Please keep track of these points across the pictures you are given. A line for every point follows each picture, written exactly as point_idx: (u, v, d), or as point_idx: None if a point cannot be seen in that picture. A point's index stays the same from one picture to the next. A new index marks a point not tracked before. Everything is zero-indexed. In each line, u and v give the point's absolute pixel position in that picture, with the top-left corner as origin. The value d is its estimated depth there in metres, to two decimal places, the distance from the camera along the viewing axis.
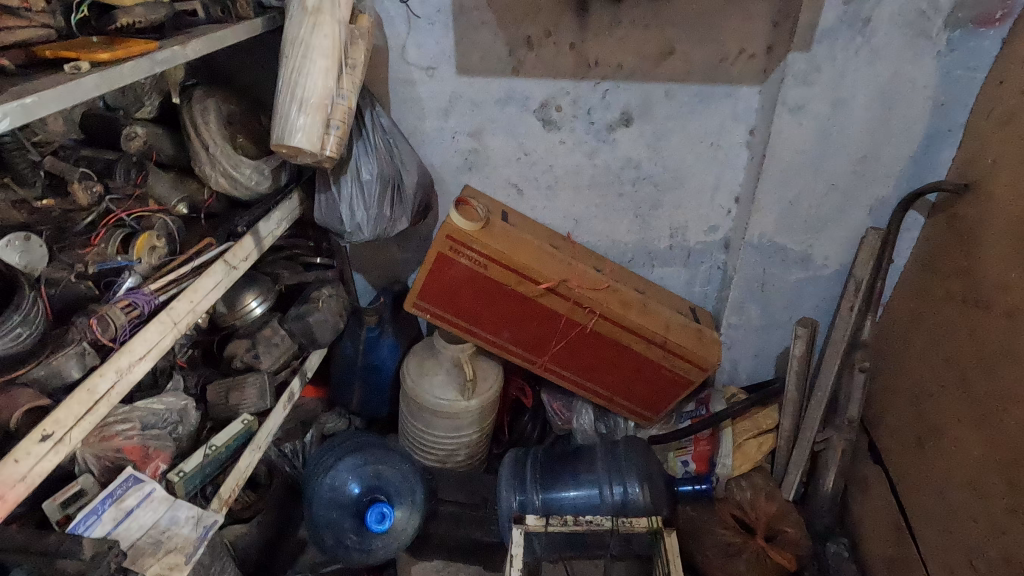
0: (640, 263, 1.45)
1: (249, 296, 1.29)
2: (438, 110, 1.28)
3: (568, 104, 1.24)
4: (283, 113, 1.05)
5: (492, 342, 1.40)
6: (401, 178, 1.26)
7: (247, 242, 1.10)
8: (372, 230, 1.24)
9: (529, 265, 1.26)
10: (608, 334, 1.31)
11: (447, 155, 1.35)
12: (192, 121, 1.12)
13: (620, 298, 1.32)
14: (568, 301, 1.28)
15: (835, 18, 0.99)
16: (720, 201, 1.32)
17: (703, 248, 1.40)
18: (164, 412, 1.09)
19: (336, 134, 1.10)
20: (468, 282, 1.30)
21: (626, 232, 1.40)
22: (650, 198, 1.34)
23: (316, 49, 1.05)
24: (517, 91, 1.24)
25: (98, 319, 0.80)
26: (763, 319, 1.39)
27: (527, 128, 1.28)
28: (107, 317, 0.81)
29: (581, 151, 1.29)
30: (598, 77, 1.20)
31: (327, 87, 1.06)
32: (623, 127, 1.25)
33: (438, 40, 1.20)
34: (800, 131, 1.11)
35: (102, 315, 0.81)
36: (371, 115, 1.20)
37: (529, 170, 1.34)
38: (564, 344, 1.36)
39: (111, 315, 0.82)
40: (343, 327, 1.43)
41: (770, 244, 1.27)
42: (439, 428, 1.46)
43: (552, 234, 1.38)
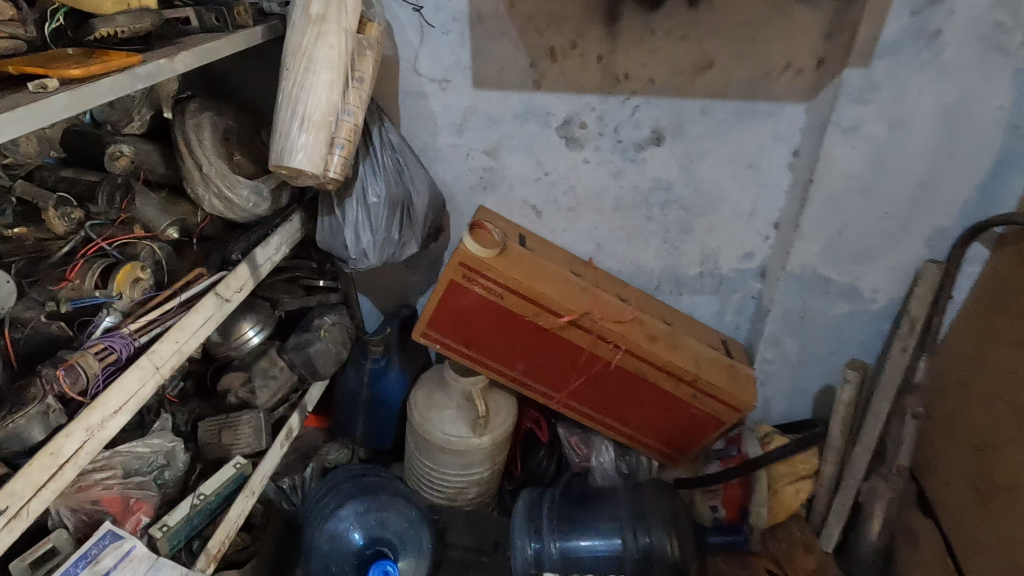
0: (666, 291, 1.34)
1: (246, 325, 1.19)
2: (452, 126, 1.19)
3: (594, 120, 1.13)
4: (283, 131, 0.96)
5: (506, 375, 1.30)
6: (410, 200, 1.16)
7: (243, 270, 1.00)
8: (379, 256, 1.14)
9: (548, 295, 1.15)
10: (633, 370, 1.21)
11: (461, 174, 1.25)
12: (184, 138, 1.02)
13: (647, 331, 1.22)
14: (590, 334, 1.18)
15: (898, 30, 0.89)
16: (758, 226, 1.21)
17: (736, 276, 1.29)
18: (148, 456, 1.00)
19: (340, 153, 1.00)
20: (482, 312, 1.20)
21: (652, 258, 1.30)
22: (680, 223, 1.23)
23: (320, 61, 0.95)
24: (538, 106, 1.14)
25: (69, 369, 0.71)
26: (801, 355, 1.28)
27: (548, 146, 1.18)
28: (79, 365, 0.72)
29: (606, 171, 1.19)
30: (628, 91, 1.09)
31: (332, 103, 0.97)
32: (653, 147, 1.14)
33: (453, 51, 1.10)
34: (853, 154, 1.00)
35: (73, 365, 0.71)
36: (378, 131, 1.11)
37: (549, 190, 1.24)
38: (585, 379, 1.26)
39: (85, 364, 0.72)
40: (347, 356, 1.33)
41: (813, 275, 1.16)
42: (448, 465, 1.36)
43: (573, 260, 1.28)
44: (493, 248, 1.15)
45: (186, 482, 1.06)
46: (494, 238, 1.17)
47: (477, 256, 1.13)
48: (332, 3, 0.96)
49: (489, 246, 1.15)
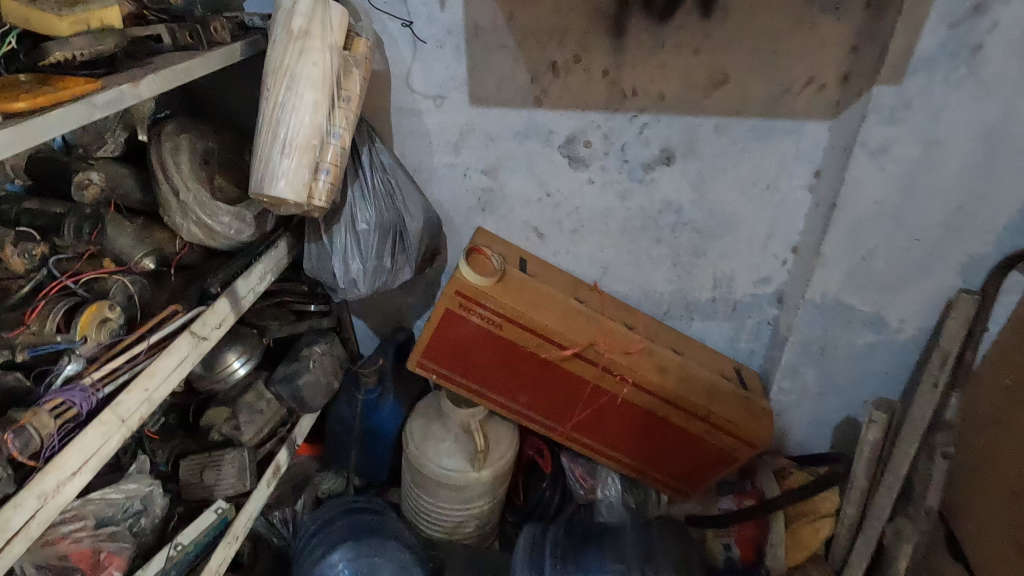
0: (677, 316, 1.26)
1: (232, 355, 1.12)
2: (448, 144, 1.11)
3: (599, 138, 1.06)
4: (263, 156, 0.89)
5: (507, 406, 1.22)
6: (403, 224, 1.09)
7: (223, 304, 0.94)
8: (370, 285, 1.07)
9: (551, 326, 1.08)
10: (641, 404, 1.13)
11: (458, 194, 1.17)
12: (160, 163, 0.96)
13: (656, 362, 1.14)
14: (595, 367, 1.10)
15: (934, 44, 0.81)
16: (775, 249, 1.13)
17: (751, 301, 1.21)
18: (123, 502, 0.93)
19: (326, 178, 0.93)
20: (480, 342, 1.13)
21: (662, 282, 1.22)
22: (692, 246, 1.15)
23: (303, 80, 0.88)
24: (540, 124, 1.06)
25: (21, 431, 0.65)
26: (821, 385, 1.20)
27: (550, 166, 1.11)
28: (31, 426, 0.65)
29: (612, 192, 1.11)
30: (636, 108, 1.01)
31: (316, 125, 0.90)
32: (663, 167, 1.07)
33: (448, 65, 1.02)
34: (881, 177, 0.92)
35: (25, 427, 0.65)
36: (368, 152, 1.03)
37: (551, 212, 1.16)
38: (590, 412, 1.18)
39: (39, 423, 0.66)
40: (338, 386, 1.26)
41: (835, 304, 1.08)
42: (446, 499, 1.29)
43: (577, 286, 1.21)
44: (491, 276, 1.08)
45: (163, 528, 0.99)
46: (492, 266, 1.11)
47: (474, 285, 1.06)
48: (315, 18, 0.88)
49: (488, 275, 1.08)
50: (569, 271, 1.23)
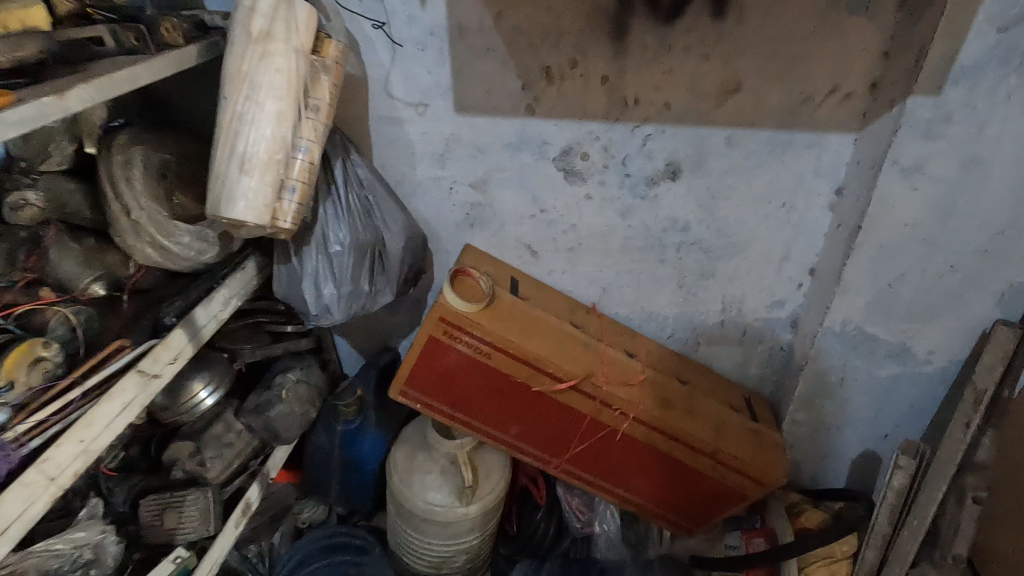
0: (682, 341, 1.17)
1: (198, 386, 1.02)
2: (432, 156, 1.02)
3: (597, 151, 0.96)
4: (221, 173, 0.80)
5: (497, 438, 1.13)
6: (383, 243, 1.00)
7: (179, 334, 0.84)
8: (346, 311, 0.98)
9: (544, 355, 0.99)
10: (643, 439, 1.04)
11: (444, 209, 1.08)
12: (110, 178, 0.86)
13: (660, 394, 1.04)
14: (593, 400, 1.01)
15: (980, 50, 0.71)
16: (790, 272, 1.03)
17: (763, 326, 1.11)
18: (71, 553, 0.84)
19: (294, 198, 0.84)
20: (467, 371, 1.03)
21: (666, 305, 1.12)
22: (700, 267, 1.06)
23: (265, 89, 0.78)
24: (533, 134, 0.96)
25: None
26: (838, 418, 1.10)
27: (544, 180, 1.01)
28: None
29: (612, 209, 1.02)
30: (639, 119, 0.92)
31: (280, 139, 0.80)
32: (668, 182, 0.97)
33: (431, 70, 0.93)
34: (913, 198, 0.82)
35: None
36: (342, 166, 0.94)
37: (545, 229, 1.07)
38: (587, 446, 1.09)
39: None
40: (316, 415, 1.17)
41: (857, 333, 0.98)
42: (433, 534, 1.19)
43: (574, 309, 1.11)
44: (479, 302, 0.99)
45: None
46: (481, 290, 1.01)
47: (460, 312, 0.97)
48: (279, 18, 0.79)
49: (475, 301, 0.99)
50: (565, 293, 1.14)
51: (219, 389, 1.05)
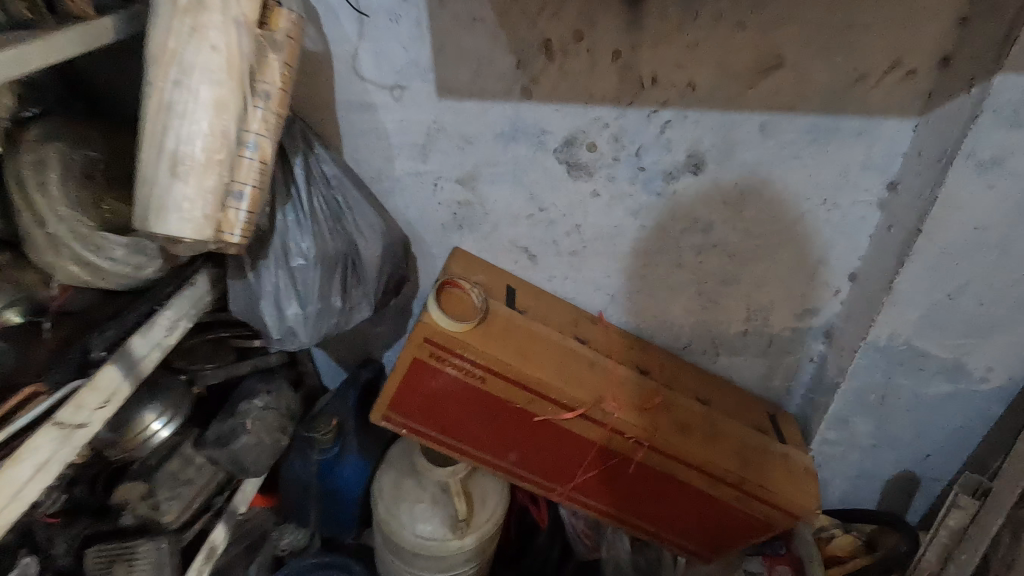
0: (699, 352, 1.04)
1: (150, 418, 0.89)
2: (412, 147, 0.87)
3: (606, 140, 0.81)
4: (149, 177, 0.65)
5: (493, 464, 1.01)
6: (356, 253, 0.86)
7: (110, 371, 0.70)
8: (314, 333, 0.84)
9: (547, 379, 0.86)
10: (659, 469, 0.92)
11: (427, 209, 0.93)
12: (18, 183, 0.70)
13: (678, 419, 0.92)
14: (603, 428, 0.88)
15: None
16: (827, 277, 0.90)
17: (791, 335, 0.98)
18: None
19: (242, 207, 0.70)
20: (458, 396, 0.90)
21: (682, 313, 0.99)
22: (722, 273, 0.92)
23: (197, 72, 0.63)
24: (529, 122, 0.81)
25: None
26: (874, 437, 0.98)
27: (543, 175, 0.86)
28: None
29: (622, 207, 0.87)
30: (657, 102, 0.77)
31: (221, 135, 0.65)
32: (689, 176, 0.83)
33: (407, 45, 0.77)
34: (987, 198, 0.69)
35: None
36: (303, 164, 0.79)
37: (544, 231, 0.93)
38: (595, 473, 0.97)
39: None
40: (289, 442, 1.04)
41: (904, 348, 0.85)
42: (423, 567, 1.08)
43: (578, 320, 0.98)
44: (470, 321, 0.85)
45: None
46: (471, 306, 0.88)
47: (447, 334, 0.83)
48: None
49: (465, 320, 0.85)
50: (567, 302, 1.00)
51: (175, 418, 0.92)
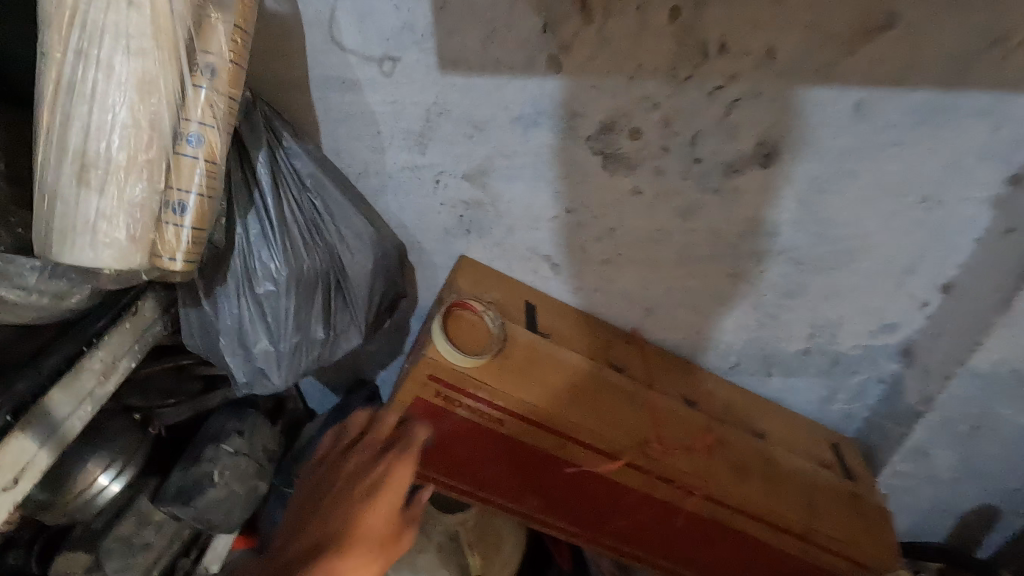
0: (748, 372, 0.89)
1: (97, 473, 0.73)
2: (407, 136, 0.69)
3: (655, 125, 0.64)
4: (51, 186, 0.47)
5: (510, 509, 0.85)
6: (340, 272, 0.68)
7: (16, 444, 0.53)
8: (288, 372, 0.67)
9: (579, 420, 0.70)
10: (712, 520, 0.76)
11: (427, 211, 0.76)
12: None
13: (734, 460, 0.77)
14: (647, 476, 0.73)
15: None
16: (913, 288, 0.74)
17: (861, 354, 0.83)
18: None
19: (183, 224, 0.52)
20: (470, 439, 0.75)
21: (732, 329, 0.83)
22: (786, 283, 0.76)
23: (109, 37, 0.44)
24: (558, 102, 0.64)
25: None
26: (955, 470, 0.84)
27: (573, 168, 0.69)
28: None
29: (669, 207, 0.71)
30: (724, 75, 0.60)
31: (148, 126, 0.47)
32: (756, 169, 0.66)
33: (399, 2, 0.59)
34: None
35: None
36: (269, 162, 0.61)
37: (571, 236, 0.76)
38: (632, 522, 0.81)
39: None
40: (268, 487, 0.88)
41: (1011, 375, 0.71)
42: None
43: (609, 343, 0.82)
44: (484, 352, 0.69)
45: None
46: (485, 332, 0.71)
47: (458, 371, 0.67)
48: None
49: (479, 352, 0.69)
50: (594, 319, 0.84)
51: (128, 470, 0.76)
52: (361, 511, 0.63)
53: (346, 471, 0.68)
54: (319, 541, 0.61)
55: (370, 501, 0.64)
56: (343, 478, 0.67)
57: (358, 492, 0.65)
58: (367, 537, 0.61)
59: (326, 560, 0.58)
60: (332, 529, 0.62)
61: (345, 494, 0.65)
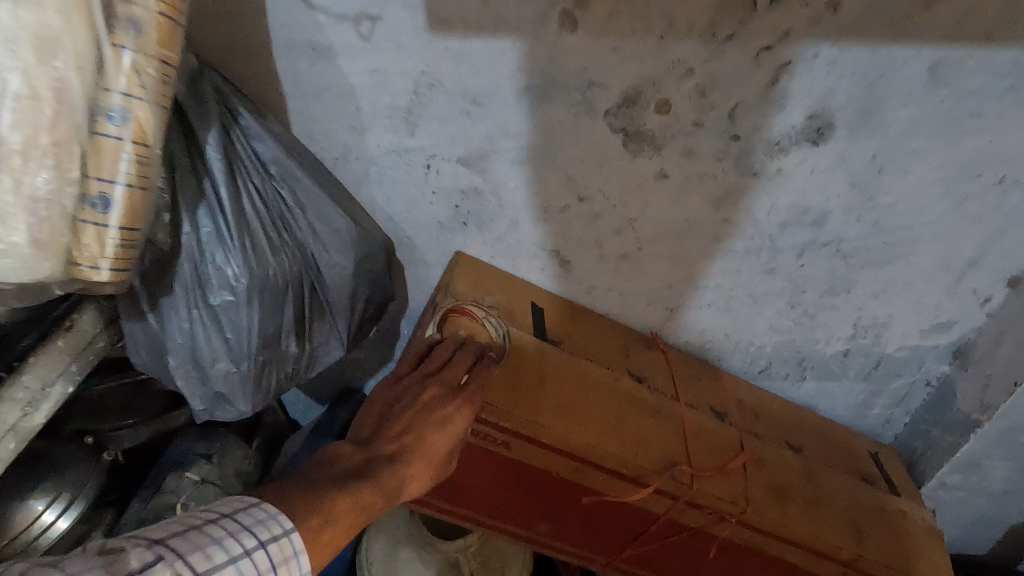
0: (779, 377, 0.79)
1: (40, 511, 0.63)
2: (392, 112, 0.58)
3: (687, 96, 0.54)
4: None
5: (514, 534, 0.74)
6: (314, 276, 0.58)
7: None
8: (256, 395, 0.57)
9: (596, 442, 0.60)
10: (744, 547, 0.67)
11: (417, 201, 0.66)
12: None
13: (770, 479, 0.68)
14: (675, 503, 0.63)
15: None
16: (974, 282, 0.65)
17: (907, 356, 0.74)
18: None
19: (107, 224, 0.42)
20: (470, 466, 0.63)
21: (764, 330, 0.74)
22: (830, 279, 0.67)
23: None
24: (572, 69, 0.53)
25: (268, 569, 0.39)
26: (1009, 482, 0.76)
27: (587, 149, 0.59)
28: (288, 545, 0.40)
29: (700, 193, 0.61)
30: (775, 33, 0.49)
31: (54, 100, 0.35)
32: (804, 148, 0.56)
33: None
34: None
35: (277, 535, 0.40)
36: (221, 146, 0.49)
37: (584, 228, 0.66)
38: (656, 549, 0.71)
39: (250, 517, 0.40)
40: None
41: None
42: None
43: (627, 348, 0.72)
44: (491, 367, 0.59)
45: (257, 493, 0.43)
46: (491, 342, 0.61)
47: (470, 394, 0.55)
48: None
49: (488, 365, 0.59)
50: (609, 321, 0.75)
51: (78, 505, 0.66)
52: (438, 430, 0.50)
53: (430, 390, 0.52)
54: (397, 447, 0.49)
55: (447, 427, 0.51)
56: (436, 388, 0.52)
57: (437, 413, 0.51)
58: (438, 464, 0.51)
59: (397, 469, 0.48)
60: (416, 429, 0.50)
61: (418, 420, 0.50)
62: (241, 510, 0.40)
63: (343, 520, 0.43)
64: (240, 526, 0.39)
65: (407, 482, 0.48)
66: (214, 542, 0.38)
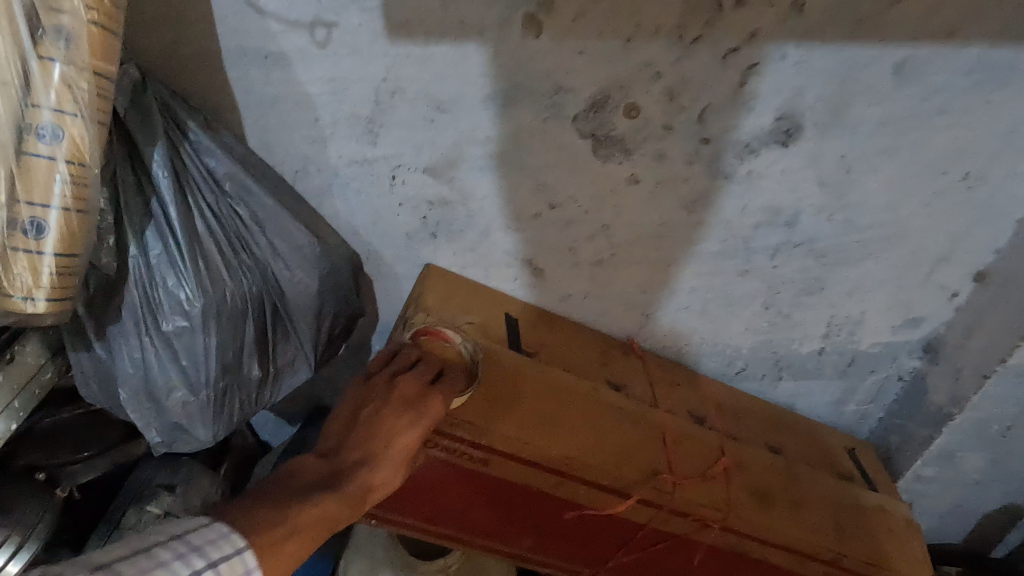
0: (756, 377, 0.79)
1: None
2: (353, 122, 0.56)
3: (656, 99, 0.53)
4: None
5: (497, 552, 0.72)
6: (275, 296, 0.55)
7: None
8: (218, 425, 0.53)
9: (573, 454, 0.59)
10: (730, 553, 0.65)
11: (383, 213, 0.63)
12: None
13: (754, 482, 0.67)
14: (658, 512, 0.61)
15: None
16: (942, 278, 0.66)
17: (880, 352, 0.75)
18: None
19: (42, 251, 0.39)
20: (446, 486, 0.61)
21: (740, 332, 0.73)
22: (803, 279, 0.67)
23: None
24: (538, 74, 0.52)
25: None
26: (982, 472, 0.77)
27: (557, 155, 0.58)
28: (240, 563, 0.34)
29: (673, 197, 0.60)
30: (743, 33, 0.49)
31: None
32: (774, 150, 0.56)
33: None
34: None
35: (231, 553, 0.35)
36: (167, 162, 0.46)
37: (556, 235, 0.64)
38: (641, 560, 0.69)
39: (201, 535, 0.34)
40: None
41: None
42: None
43: (604, 356, 0.71)
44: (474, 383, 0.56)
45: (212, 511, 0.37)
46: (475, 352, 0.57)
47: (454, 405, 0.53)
48: None
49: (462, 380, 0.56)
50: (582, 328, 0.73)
51: (36, 544, 0.61)
52: (407, 430, 0.47)
53: (398, 393, 0.48)
54: (363, 454, 0.45)
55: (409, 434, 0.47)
56: (404, 389, 0.48)
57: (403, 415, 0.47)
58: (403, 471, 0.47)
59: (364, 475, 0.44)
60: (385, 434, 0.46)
61: (385, 421, 0.46)
62: (190, 530, 0.34)
63: (307, 532, 0.39)
64: (190, 545, 0.34)
65: (377, 489, 0.45)
66: (162, 564, 0.33)
